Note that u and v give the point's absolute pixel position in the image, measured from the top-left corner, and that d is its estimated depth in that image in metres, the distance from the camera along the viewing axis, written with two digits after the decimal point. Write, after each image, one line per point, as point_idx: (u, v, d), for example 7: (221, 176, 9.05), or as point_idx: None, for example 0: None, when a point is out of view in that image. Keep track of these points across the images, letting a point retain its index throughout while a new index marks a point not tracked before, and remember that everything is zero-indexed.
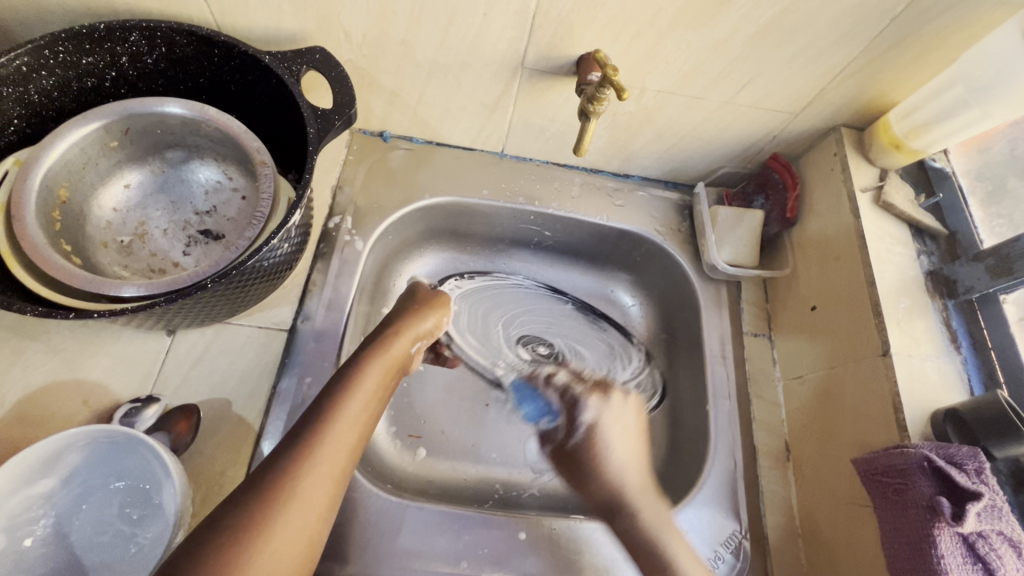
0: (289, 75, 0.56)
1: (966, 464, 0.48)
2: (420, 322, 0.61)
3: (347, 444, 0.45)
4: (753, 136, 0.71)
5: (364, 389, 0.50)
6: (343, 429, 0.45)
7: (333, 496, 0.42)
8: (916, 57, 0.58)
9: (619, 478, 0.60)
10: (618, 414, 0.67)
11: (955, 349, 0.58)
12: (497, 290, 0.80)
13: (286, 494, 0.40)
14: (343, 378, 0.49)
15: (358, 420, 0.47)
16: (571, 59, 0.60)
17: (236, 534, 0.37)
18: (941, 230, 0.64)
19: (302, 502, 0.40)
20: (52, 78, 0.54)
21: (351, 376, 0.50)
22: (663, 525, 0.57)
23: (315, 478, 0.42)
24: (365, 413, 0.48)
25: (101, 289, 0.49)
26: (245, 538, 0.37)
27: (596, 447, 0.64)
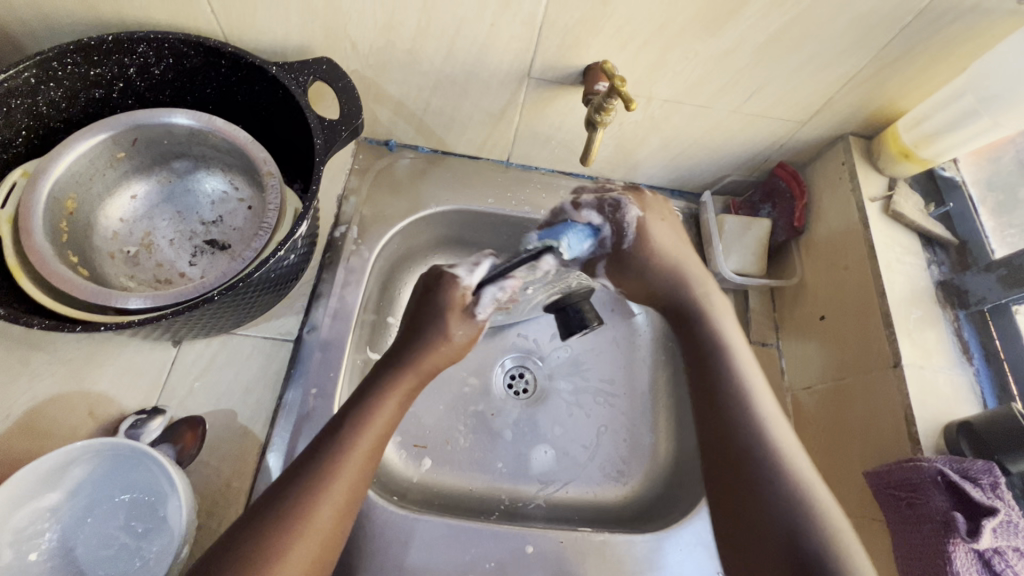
0: (296, 86, 0.56)
1: (981, 479, 0.47)
2: (439, 346, 0.56)
3: (338, 508, 0.45)
4: (760, 144, 0.71)
5: (368, 437, 0.48)
6: (337, 492, 0.45)
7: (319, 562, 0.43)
8: (926, 65, 0.57)
9: (677, 277, 0.64)
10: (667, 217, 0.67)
11: (966, 360, 0.57)
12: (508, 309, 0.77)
13: (277, 557, 0.41)
14: (362, 403, 0.50)
15: (354, 478, 0.46)
16: (578, 68, 0.60)
17: (254, 557, 0.40)
18: (951, 239, 0.63)
19: (290, 566, 0.41)
20: (60, 90, 0.54)
21: (369, 405, 0.50)
22: (762, 398, 0.54)
23: (304, 542, 0.42)
24: (365, 468, 0.47)
25: (108, 300, 0.49)
26: (263, 560, 0.40)
27: (647, 243, 0.65)
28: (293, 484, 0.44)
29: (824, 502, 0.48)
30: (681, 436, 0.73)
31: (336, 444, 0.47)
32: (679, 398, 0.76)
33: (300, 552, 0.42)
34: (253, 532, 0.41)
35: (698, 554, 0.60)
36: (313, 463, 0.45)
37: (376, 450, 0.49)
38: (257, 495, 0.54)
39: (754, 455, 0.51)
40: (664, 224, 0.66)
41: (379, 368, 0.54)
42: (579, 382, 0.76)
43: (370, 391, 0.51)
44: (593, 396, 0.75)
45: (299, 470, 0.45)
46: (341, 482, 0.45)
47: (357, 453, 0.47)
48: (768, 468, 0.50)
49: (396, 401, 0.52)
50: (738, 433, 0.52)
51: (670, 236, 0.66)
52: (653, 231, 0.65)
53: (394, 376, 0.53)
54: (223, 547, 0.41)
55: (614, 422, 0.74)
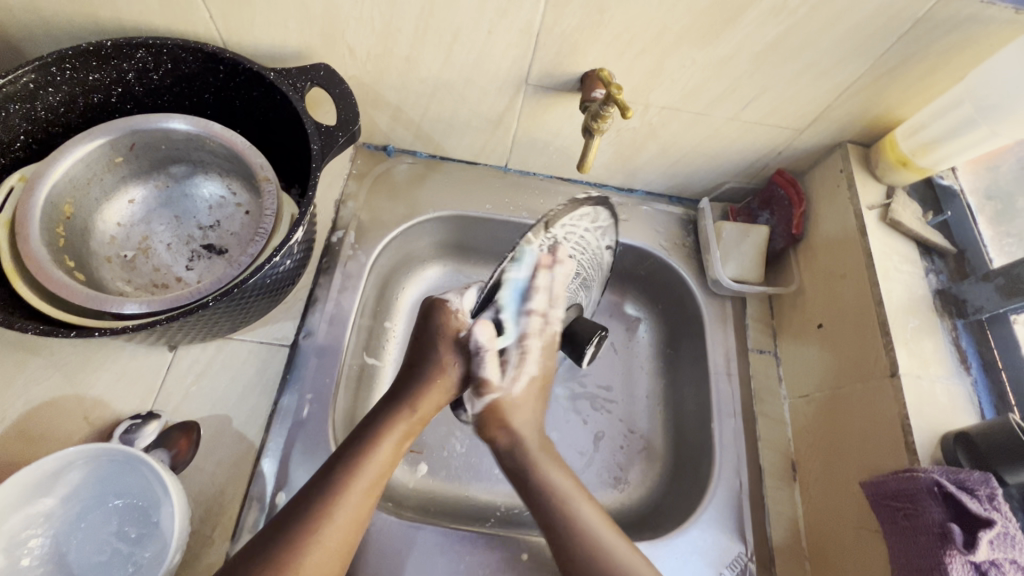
0: (293, 91, 0.56)
1: (978, 490, 0.47)
2: (438, 380, 0.56)
3: (331, 553, 0.45)
4: (758, 151, 0.71)
5: (362, 479, 0.49)
6: (329, 538, 0.45)
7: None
8: (923, 74, 0.57)
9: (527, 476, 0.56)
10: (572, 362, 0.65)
11: (964, 370, 0.57)
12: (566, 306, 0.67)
13: None
14: (357, 444, 0.51)
15: (348, 521, 0.47)
16: (575, 75, 0.60)
17: None
18: (949, 248, 0.63)
19: None
20: (59, 95, 0.55)
21: (365, 445, 0.51)
22: (543, 460, 0.57)
23: None
24: (360, 511, 0.48)
25: (103, 305, 0.49)
26: None
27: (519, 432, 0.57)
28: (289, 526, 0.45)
29: (614, 543, 0.50)
30: (677, 444, 0.73)
31: (333, 486, 0.47)
32: (675, 404, 0.75)
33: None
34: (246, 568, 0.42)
35: (693, 563, 0.59)
36: (309, 506, 0.46)
37: (371, 496, 0.49)
38: (251, 500, 0.54)
39: (555, 527, 0.52)
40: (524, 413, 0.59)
41: (377, 410, 0.54)
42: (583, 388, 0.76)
43: (368, 431, 0.52)
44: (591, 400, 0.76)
45: (295, 512, 0.46)
46: (336, 526, 0.46)
47: (352, 497, 0.48)
48: (552, 516, 0.52)
49: (393, 441, 0.52)
50: (533, 496, 0.54)
51: (530, 389, 0.60)
52: (521, 410, 0.59)
53: (389, 415, 0.54)
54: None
55: (610, 427, 0.74)
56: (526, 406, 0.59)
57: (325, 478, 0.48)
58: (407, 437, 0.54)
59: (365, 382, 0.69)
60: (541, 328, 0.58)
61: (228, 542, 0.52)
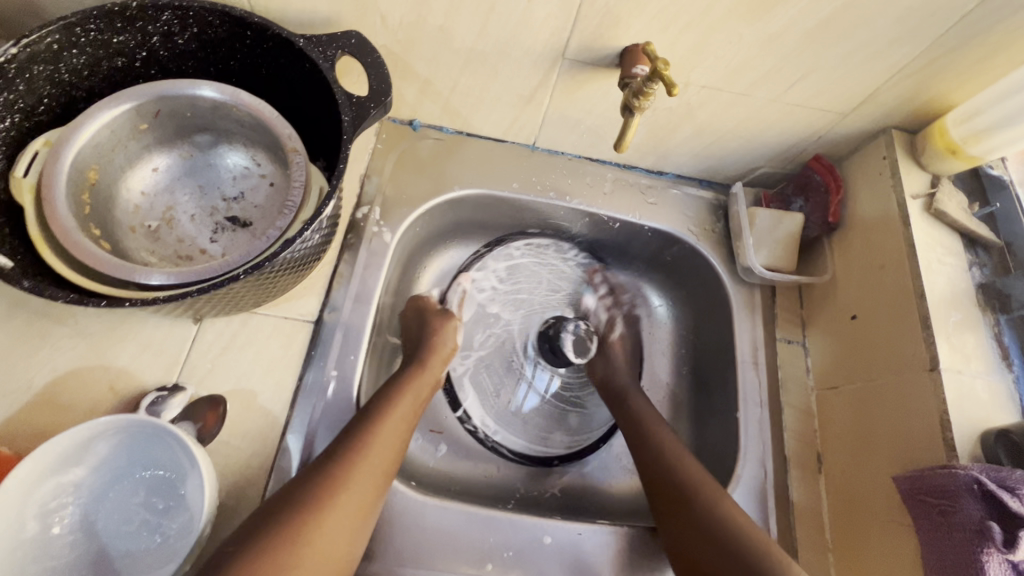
0: (323, 59, 0.54)
1: (1019, 489, 0.46)
2: (437, 351, 0.64)
3: (361, 502, 0.49)
4: (796, 136, 0.69)
5: (392, 420, 0.55)
6: (361, 485, 0.49)
7: (348, 549, 0.47)
8: (981, 57, 0.55)
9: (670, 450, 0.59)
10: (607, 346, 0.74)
11: (1006, 367, 0.56)
12: (531, 274, 0.79)
13: (320, 512, 0.46)
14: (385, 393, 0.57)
15: (375, 472, 0.51)
16: (614, 50, 0.58)
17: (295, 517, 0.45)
18: (995, 241, 0.61)
19: (331, 523, 0.46)
20: (83, 57, 0.53)
21: (390, 395, 0.57)
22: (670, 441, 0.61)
23: (342, 509, 0.47)
24: (394, 446, 0.53)
25: (130, 276, 0.48)
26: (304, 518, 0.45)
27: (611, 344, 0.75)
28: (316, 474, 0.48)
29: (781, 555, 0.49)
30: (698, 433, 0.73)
31: (359, 441, 0.51)
32: (698, 392, 0.75)
33: (329, 534, 0.46)
34: (279, 515, 0.45)
35: None
36: (339, 455, 0.50)
37: (401, 437, 0.55)
38: (276, 474, 0.54)
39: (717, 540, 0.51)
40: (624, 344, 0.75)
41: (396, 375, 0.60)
42: (594, 404, 0.75)
43: (392, 386, 0.58)
44: (603, 411, 0.75)
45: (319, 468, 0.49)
46: (365, 476, 0.50)
47: (379, 449, 0.52)
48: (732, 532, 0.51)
49: (414, 391, 0.59)
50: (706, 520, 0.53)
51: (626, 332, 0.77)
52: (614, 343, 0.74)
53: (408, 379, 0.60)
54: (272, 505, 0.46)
55: None
56: (615, 348, 0.74)
57: (350, 434, 0.52)
58: (420, 401, 0.59)
59: (385, 357, 0.69)
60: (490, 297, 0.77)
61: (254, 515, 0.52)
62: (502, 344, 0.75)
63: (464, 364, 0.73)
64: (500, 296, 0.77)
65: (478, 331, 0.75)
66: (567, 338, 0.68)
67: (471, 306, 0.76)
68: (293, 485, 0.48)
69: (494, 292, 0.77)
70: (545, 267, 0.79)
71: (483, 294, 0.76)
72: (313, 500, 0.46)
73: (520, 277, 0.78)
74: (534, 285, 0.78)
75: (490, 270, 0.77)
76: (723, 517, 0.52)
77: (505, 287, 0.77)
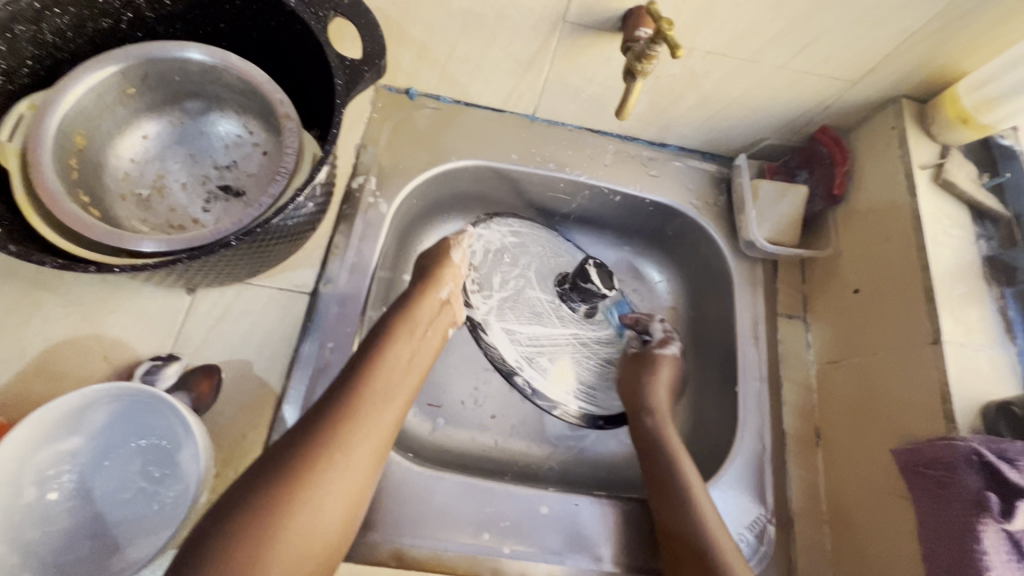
0: (315, 21, 0.52)
1: (1018, 460, 0.46)
2: (437, 278, 0.61)
3: (368, 450, 0.47)
4: (803, 105, 0.67)
5: (390, 363, 0.53)
6: (364, 440, 0.47)
7: (356, 498, 0.46)
8: (995, 21, 0.53)
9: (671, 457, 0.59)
10: (660, 372, 0.68)
11: (1010, 340, 0.55)
12: (537, 236, 0.77)
13: (323, 461, 0.45)
14: (382, 331, 0.55)
15: (381, 419, 0.49)
16: (618, 12, 0.55)
17: (296, 467, 0.44)
18: (1003, 213, 0.60)
19: (335, 473, 0.45)
20: (66, 18, 0.51)
21: (386, 333, 0.55)
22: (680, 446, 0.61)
23: (347, 456, 0.46)
24: (392, 391, 0.51)
25: (121, 243, 0.47)
26: (305, 467, 0.44)
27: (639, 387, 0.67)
28: (312, 429, 0.46)
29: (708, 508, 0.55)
30: (698, 406, 0.72)
31: (355, 390, 0.49)
32: (697, 367, 0.75)
33: (337, 482, 0.45)
34: (272, 476, 0.43)
35: None
36: (339, 401, 0.48)
37: (402, 381, 0.53)
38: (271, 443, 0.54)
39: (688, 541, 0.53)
40: (670, 372, 0.68)
41: (393, 311, 0.57)
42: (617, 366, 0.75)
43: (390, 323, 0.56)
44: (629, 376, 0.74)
45: (313, 422, 0.47)
46: (367, 430, 0.48)
47: (380, 400, 0.50)
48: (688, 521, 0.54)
49: (413, 330, 0.56)
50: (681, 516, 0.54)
51: (671, 372, 0.69)
52: (659, 368, 0.68)
53: (406, 313, 0.57)
54: (277, 452, 0.45)
55: None
56: (657, 374, 0.68)
57: (346, 382, 0.50)
58: (422, 341, 0.57)
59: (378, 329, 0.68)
60: (499, 252, 0.75)
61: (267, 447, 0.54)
62: (522, 288, 0.74)
63: (485, 304, 0.71)
64: (509, 251, 0.75)
65: (495, 274, 0.73)
66: (592, 271, 0.69)
67: (483, 257, 0.73)
68: (297, 430, 0.47)
69: (505, 245, 0.75)
70: (546, 235, 0.78)
71: (494, 247, 0.74)
72: (313, 449, 0.45)
73: (526, 240, 0.77)
74: (540, 247, 0.77)
75: (497, 230, 0.75)
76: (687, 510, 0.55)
77: (513, 243, 0.76)
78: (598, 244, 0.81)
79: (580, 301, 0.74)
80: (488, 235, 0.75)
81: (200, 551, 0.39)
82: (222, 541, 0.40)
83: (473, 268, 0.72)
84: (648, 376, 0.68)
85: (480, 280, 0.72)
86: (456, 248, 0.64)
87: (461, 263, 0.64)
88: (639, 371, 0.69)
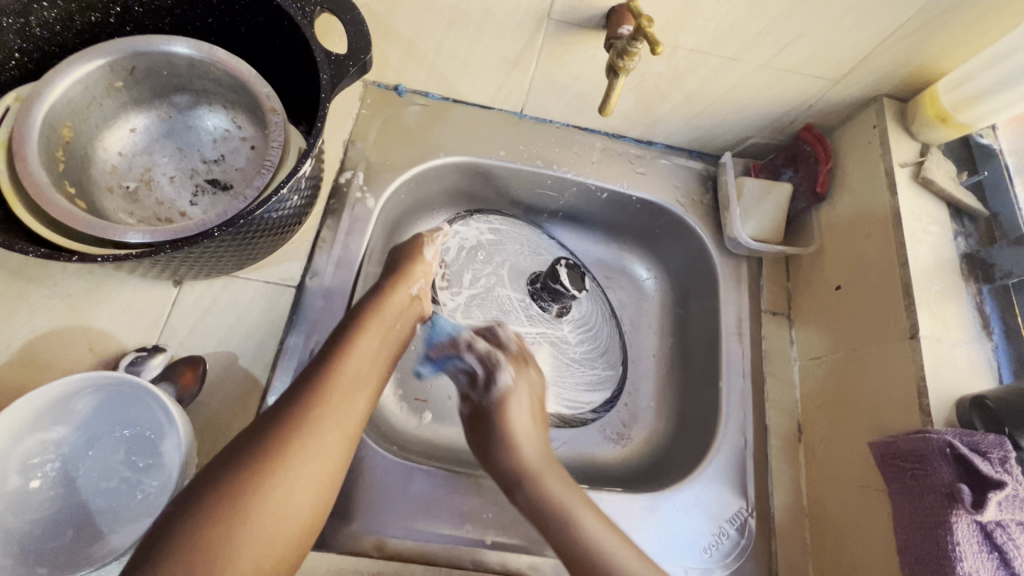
0: (301, 16, 0.53)
1: (990, 453, 0.47)
2: (407, 272, 0.61)
3: (335, 440, 0.48)
4: (787, 104, 0.67)
5: (355, 355, 0.53)
6: (331, 429, 0.48)
7: (324, 489, 0.47)
8: (972, 20, 0.54)
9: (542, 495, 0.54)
10: (517, 411, 0.60)
11: (986, 335, 0.56)
12: (512, 233, 0.76)
13: (287, 453, 0.45)
14: (350, 324, 0.55)
15: (347, 411, 0.50)
16: (601, 9, 0.56)
17: (258, 459, 0.44)
18: (981, 211, 0.61)
19: (300, 464, 0.45)
20: (55, 11, 0.51)
21: (352, 327, 0.54)
22: (546, 472, 0.56)
23: (311, 447, 0.46)
24: (359, 382, 0.52)
25: (104, 234, 0.47)
26: (267, 458, 0.44)
27: (504, 429, 0.58)
28: (280, 419, 0.47)
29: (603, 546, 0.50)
30: (682, 403, 0.73)
31: (322, 381, 0.50)
32: (683, 363, 0.75)
33: (303, 472, 0.45)
34: (239, 465, 0.44)
35: (694, 517, 0.60)
36: (307, 391, 0.49)
37: (368, 373, 0.53)
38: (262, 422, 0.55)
39: None
40: (522, 401, 0.61)
41: (361, 304, 0.57)
42: (590, 367, 0.72)
43: (357, 318, 0.55)
44: (604, 377, 0.72)
45: (282, 411, 0.47)
46: (333, 419, 0.48)
47: (348, 391, 0.50)
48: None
49: (381, 324, 0.56)
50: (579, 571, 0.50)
51: (524, 406, 0.60)
52: (506, 402, 0.60)
53: (374, 307, 0.57)
54: (244, 440, 0.46)
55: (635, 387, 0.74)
56: (518, 406, 0.60)
57: (316, 372, 0.51)
58: (390, 335, 0.57)
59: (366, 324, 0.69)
60: (473, 250, 0.74)
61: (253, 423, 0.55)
62: (492, 286, 0.73)
63: (454, 300, 0.70)
64: (483, 248, 0.74)
65: (466, 271, 0.72)
66: (563, 271, 0.68)
67: (455, 253, 0.72)
68: (267, 419, 0.47)
69: (480, 242, 0.74)
70: (525, 234, 0.77)
71: (466, 244, 0.73)
72: (278, 440, 0.45)
73: (504, 237, 0.76)
74: (518, 246, 0.76)
75: (473, 227, 0.74)
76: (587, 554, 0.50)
77: (488, 241, 0.75)
78: (586, 241, 0.81)
79: (552, 301, 0.72)
80: (461, 232, 0.74)
81: (167, 539, 0.40)
82: (188, 525, 0.41)
83: (444, 265, 0.71)
84: (501, 424, 0.59)
85: (450, 276, 0.70)
86: (429, 245, 0.64)
87: (433, 259, 0.64)
88: (487, 419, 0.60)
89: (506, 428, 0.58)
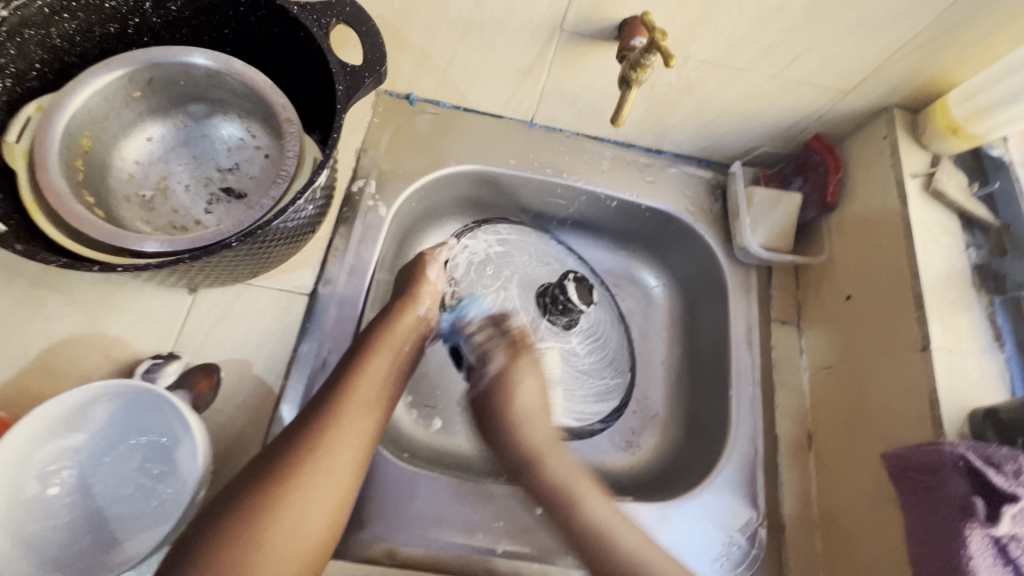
0: (317, 28, 0.53)
1: (1004, 465, 0.46)
2: (416, 293, 0.61)
3: (348, 460, 0.49)
4: (797, 114, 0.68)
5: (367, 375, 0.53)
6: (344, 448, 0.49)
7: (337, 508, 0.47)
8: (984, 33, 0.54)
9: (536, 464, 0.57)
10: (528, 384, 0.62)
11: (998, 347, 0.56)
12: (520, 242, 0.76)
13: (301, 474, 0.46)
14: (362, 345, 0.56)
15: (360, 431, 0.50)
16: (613, 21, 0.56)
17: (272, 480, 0.45)
18: (992, 221, 0.61)
19: (313, 485, 0.46)
20: (75, 22, 0.52)
21: (363, 349, 0.55)
22: (547, 449, 0.58)
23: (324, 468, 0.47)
24: (371, 403, 0.52)
25: (124, 243, 0.48)
26: (282, 479, 0.45)
27: (507, 404, 0.61)
28: (295, 438, 0.48)
29: (612, 520, 0.53)
30: (691, 411, 0.73)
31: (336, 401, 0.51)
32: (691, 372, 0.75)
33: (317, 493, 0.46)
34: (255, 486, 0.45)
35: (705, 526, 0.60)
36: (322, 409, 0.50)
37: (380, 393, 0.54)
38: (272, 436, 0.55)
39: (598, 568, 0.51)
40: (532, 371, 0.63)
41: (370, 330, 0.57)
42: (599, 377, 0.71)
43: (368, 340, 0.56)
44: (613, 385, 0.71)
45: (296, 432, 0.48)
46: (346, 440, 0.49)
47: (361, 410, 0.51)
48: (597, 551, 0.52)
49: (393, 346, 0.57)
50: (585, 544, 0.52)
51: (536, 385, 0.62)
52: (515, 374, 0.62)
53: (385, 328, 0.57)
54: (262, 460, 0.47)
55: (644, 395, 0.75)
56: (525, 378, 0.62)
57: (332, 388, 0.52)
58: (401, 356, 0.57)
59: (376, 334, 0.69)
60: (483, 263, 0.73)
61: (264, 432, 0.55)
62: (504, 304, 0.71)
63: None
64: (492, 261, 0.73)
65: (477, 288, 0.71)
66: (572, 287, 0.68)
67: (463, 270, 0.71)
68: (282, 440, 0.48)
69: (489, 254, 0.73)
70: (535, 242, 0.76)
71: (474, 258, 0.72)
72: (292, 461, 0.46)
73: (513, 248, 0.75)
74: (528, 255, 0.75)
75: (481, 240, 0.74)
76: (592, 531, 0.52)
77: (496, 253, 0.74)
78: (595, 249, 0.81)
79: (561, 316, 0.70)
80: (468, 246, 0.73)
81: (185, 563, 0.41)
82: (208, 548, 0.42)
83: (452, 281, 0.70)
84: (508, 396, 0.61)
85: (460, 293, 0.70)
86: (431, 265, 0.64)
87: (439, 279, 0.64)
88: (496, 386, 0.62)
89: (504, 399, 0.61)
